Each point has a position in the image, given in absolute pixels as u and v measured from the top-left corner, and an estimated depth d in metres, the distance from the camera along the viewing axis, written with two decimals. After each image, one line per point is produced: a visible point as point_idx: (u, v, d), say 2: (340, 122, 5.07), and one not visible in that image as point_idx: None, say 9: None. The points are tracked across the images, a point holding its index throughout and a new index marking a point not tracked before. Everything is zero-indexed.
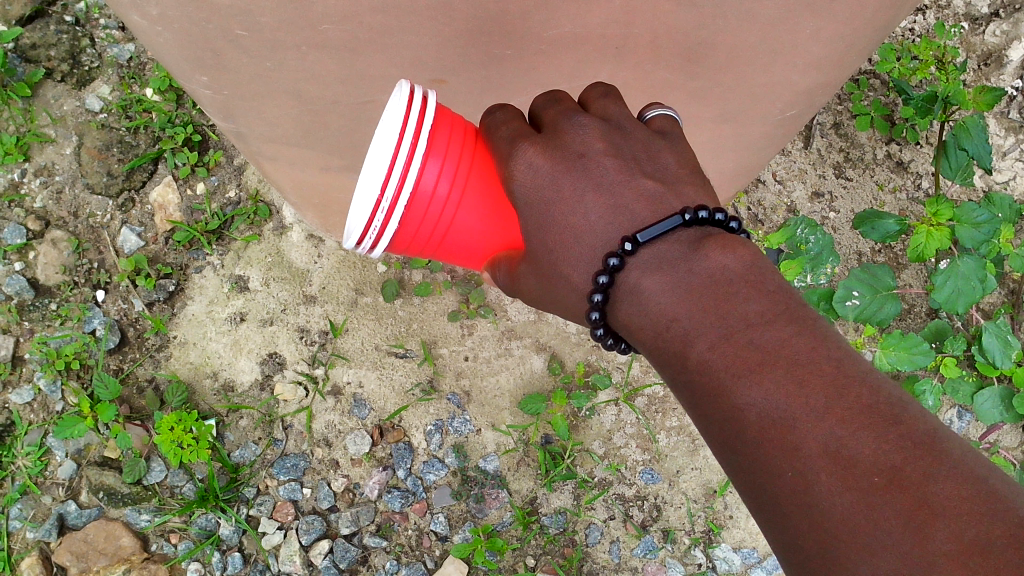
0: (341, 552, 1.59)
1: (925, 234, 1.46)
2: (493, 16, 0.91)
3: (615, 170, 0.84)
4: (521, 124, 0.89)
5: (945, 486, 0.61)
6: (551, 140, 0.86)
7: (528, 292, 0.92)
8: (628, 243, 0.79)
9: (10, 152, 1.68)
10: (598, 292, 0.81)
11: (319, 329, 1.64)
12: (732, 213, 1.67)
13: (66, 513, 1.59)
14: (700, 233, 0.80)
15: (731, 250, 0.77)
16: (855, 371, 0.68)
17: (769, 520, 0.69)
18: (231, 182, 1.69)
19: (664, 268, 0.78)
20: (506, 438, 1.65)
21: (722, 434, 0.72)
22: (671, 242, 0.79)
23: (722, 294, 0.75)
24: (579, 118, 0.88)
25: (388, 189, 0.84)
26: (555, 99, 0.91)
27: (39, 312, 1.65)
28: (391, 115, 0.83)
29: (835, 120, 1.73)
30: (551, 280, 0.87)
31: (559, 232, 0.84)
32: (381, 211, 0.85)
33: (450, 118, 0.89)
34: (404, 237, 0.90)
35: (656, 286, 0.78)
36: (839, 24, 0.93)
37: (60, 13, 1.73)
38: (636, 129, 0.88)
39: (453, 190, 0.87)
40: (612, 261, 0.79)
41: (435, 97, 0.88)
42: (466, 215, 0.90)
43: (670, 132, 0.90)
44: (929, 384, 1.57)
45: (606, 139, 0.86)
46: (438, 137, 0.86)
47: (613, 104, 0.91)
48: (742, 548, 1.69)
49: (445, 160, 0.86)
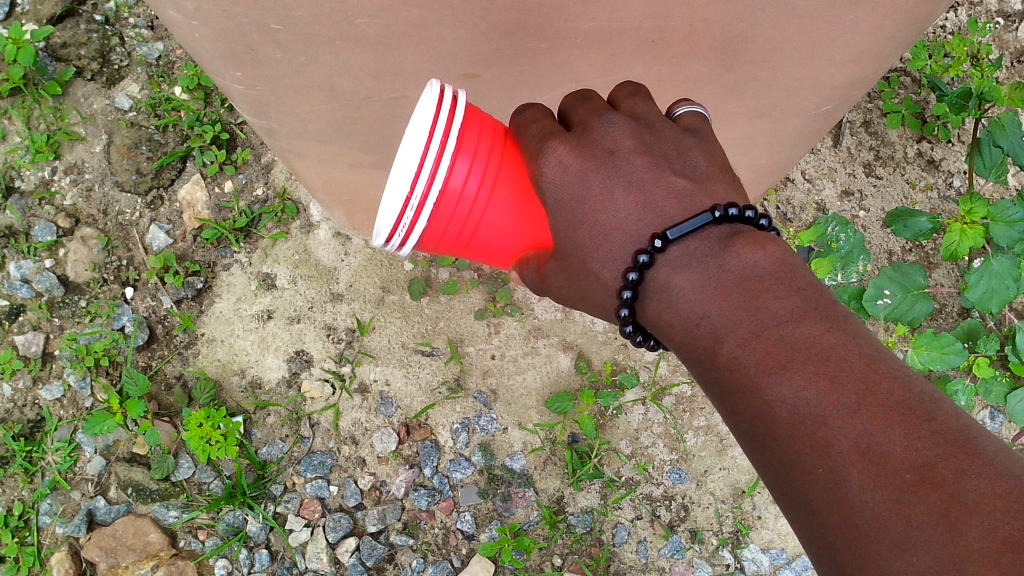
0: (368, 549, 1.59)
1: (958, 232, 1.44)
2: (530, 9, 0.90)
3: (645, 168, 0.83)
4: (551, 123, 0.88)
5: (977, 483, 0.60)
6: (580, 139, 0.86)
7: (557, 291, 0.91)
8: (658, 240, 0.78)
9: (40, 150, 1.69)
10: (627, 288, 0.80)
11: (346, 327, 1.64)
12: (762, 211, 1.66)
13: (95, 508, 1.60)
14: (730, 231, 0.79)
15: (761, 247, 0.76)
16: (886, 367, 0.67)
17: (799, 517, 0.69)
18: (258, 180, 1.69)
19: (694, 265, 0.77)
20: (533, 436, 1.64)
21: (751, 430, 0.71)
22: (701, 239, 0.78)
23: (751, 292, 0.73)
24: (609, 117, 0.87)
25: (417, 187, 0.84)
26: (584, 97, 0.91)
27: (69, 308, 1.65)
28: (420, 113, 0.83)
29: (865, 118, 1.72)
30: (580, 277, 0.86)
31: (588, 228, 0.83)
32: (410, 209, 0.85)
33: (480, 117, 0.89)
34: (432, 235, 0.90)
35: (686, 283, 0.77)
36: (880, 16, 0.92)
37: (90, 13, 1.74)
38: (666, 126, 0.87)
39: (482, 188, 0.87)
40: (642, 258, 0.78)
41: (465, 96, 0.88)
42: (494, 214, 0.90)
43: (699, 130, 0.89)
44: (961, 384, 1.56)
45: (637, 137, 0.85)
46: (468, 136, 0.86)
47: (642, 101, 0.90)
48: (771, 549, 1.68)
49: (474, 159, 0.86)
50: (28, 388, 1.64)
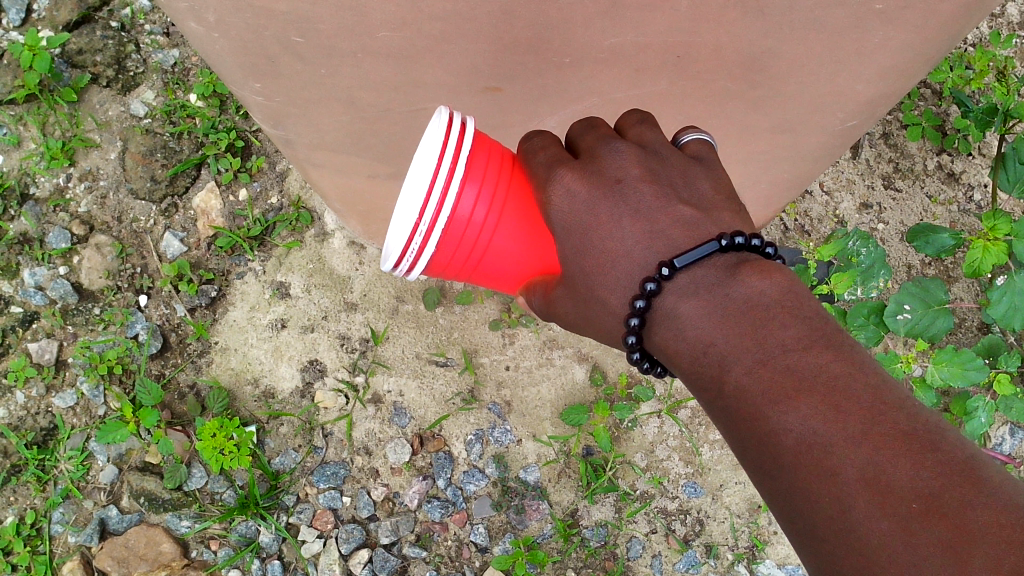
0: (381, 561, 1.58)
1: (981, 248, 1.42)
2: (553, 25, 0.89)
3: (652, 196, 0.81)
4: (558, 150, 0.87)
5: (983, 514, 0.59)
6: (587, 166, 0.84)
7: (564, 317, 0.89)
8: (665, 268, 0.76)
9: (55, 156, 1.70)
10: (635, 316, 0.78)
11: (360, 337, 1.63)
12: (779, 223, 1.66)
13: (107, 517, 1.59)
14: (736, 259, 0.77)
15: (767, 276, 0.74)
16: (893, 398, 0.66)
17: (805, 546, 0.67)
18: (274, 188, 1.69)
19: (701, 294, 0.75)
20: (547, 449, 1.63)
21: (756, 458, 0.70)
22: (708, 267, 0.76)
23: (757, 320, 0.72)
24: (617, 145, 0.85)
25: (425, 212, 0.83)
26: (591, 125, 0.89)
27: (82, 316, 1.65)
28: (430, 139, 0.82)
29: (884, 130, 1.71)
30: (587, 304, 0.84)
31: (595, 256, 0.82)
32: (419, 234, 0.84)
33: (488, 143, 0.87)
34: (440, 260, 0.89)
35: (693, 312, 0.76)
36: (910, 33, 0.91)
37: (106, 19, 1.75)
38: (673, 154, 0.85)
39: (490, 215, 0.86)
40: (648, 287, 0.76)
41: (473, 122, 0.87)
42: (502, 240, 0.88)
43: (706, 157, 0.87)
44: (982, 400, 1.52)
45: (644, 165, 0.83)
46: (477, 162, 0.84)
47: (649, 129, 0.88)
48: (787, 565, 1.67)
49: (482, 185, 0.85)
50: (41, 396, 1.63)
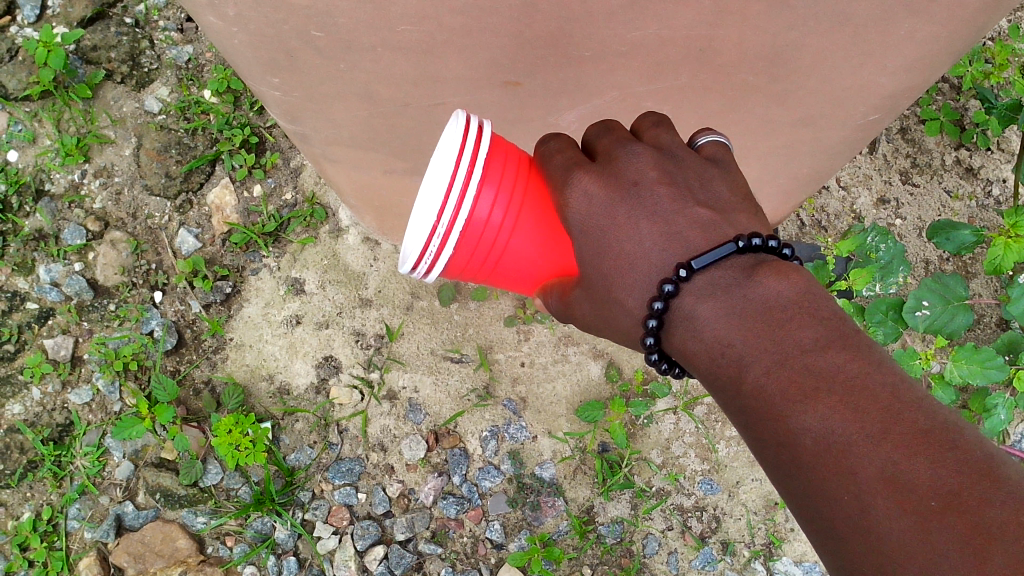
0: (397, 558, 1.58)
1: (1002, 246, 1.41)
2: (575, 17, 0.88)
3: (669, 198, 0.80)
4: (575, 153, 0.86)
5: (1003, 511, 0.58)
6: (604, 169, 0.83)
7: (582, 319, 0.89)
8: (683, 270, 0.75)
9: (70, 153, 1.69)
10: (653, 317, 0.77)
11: (374, 333, 1.63)
12: (795, 218, 1.65)
13: (123, 514, 1.59)
14: (754, 260, 0.76)
15: (785, 276, 0.73)
16: (912, 396, 0.65)
17: (826, 544, 0.67)
18: (287, 184, 1.69)
19: (718, 295, 0.75)
20: (563, 445, 1.63)
21: (776, 457, 0.69)
22: (725, 268, 0.75)
23: (775, 321, 0.71)
24: (633, 147, 0.84)
25: (443, 215, 0.83)
26: (608, 128, 0.88)
27: (98, 312, 1.65)
28: (446, 143, 0.82)
29: (902, 125, 1.70)
30: (605, 305, 0.84)
31: (613, 258, 0.81)
32: (436, 236, 0.84)
33: (504, 147, 0.87)
34: (457, 263, 0.89)
35: (710, 313, 0.75)
36: (938, 25, 0.89)
37: (120, 15, 1.75)
38: (689, 155, 0.84)
39: (507, 217, 0.85)
40: (666, 288, 0.75)
41: (489, 125, 0.86)
42: (520, 243, 0.88)
43: (722, 159, 0.86)
44: (1002, 397, 1.51)
45: (661, 168, 0.82)
46: (494, 166, 0.84)
47: (665, 132, 0.87)
48: (805, 562, 1.66)
49: (499, 189, 0.84)
50: (57, 392, 1.64)
